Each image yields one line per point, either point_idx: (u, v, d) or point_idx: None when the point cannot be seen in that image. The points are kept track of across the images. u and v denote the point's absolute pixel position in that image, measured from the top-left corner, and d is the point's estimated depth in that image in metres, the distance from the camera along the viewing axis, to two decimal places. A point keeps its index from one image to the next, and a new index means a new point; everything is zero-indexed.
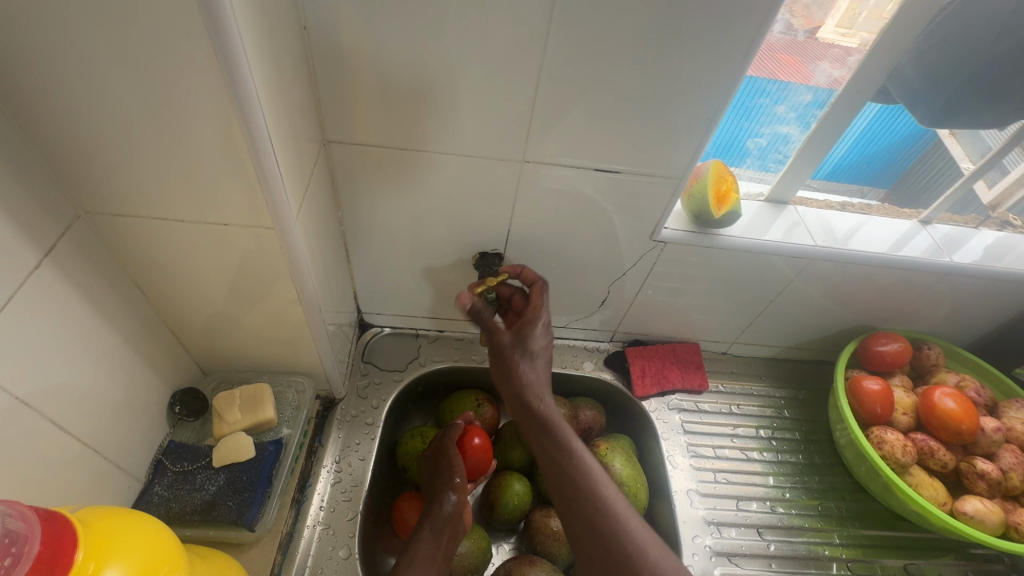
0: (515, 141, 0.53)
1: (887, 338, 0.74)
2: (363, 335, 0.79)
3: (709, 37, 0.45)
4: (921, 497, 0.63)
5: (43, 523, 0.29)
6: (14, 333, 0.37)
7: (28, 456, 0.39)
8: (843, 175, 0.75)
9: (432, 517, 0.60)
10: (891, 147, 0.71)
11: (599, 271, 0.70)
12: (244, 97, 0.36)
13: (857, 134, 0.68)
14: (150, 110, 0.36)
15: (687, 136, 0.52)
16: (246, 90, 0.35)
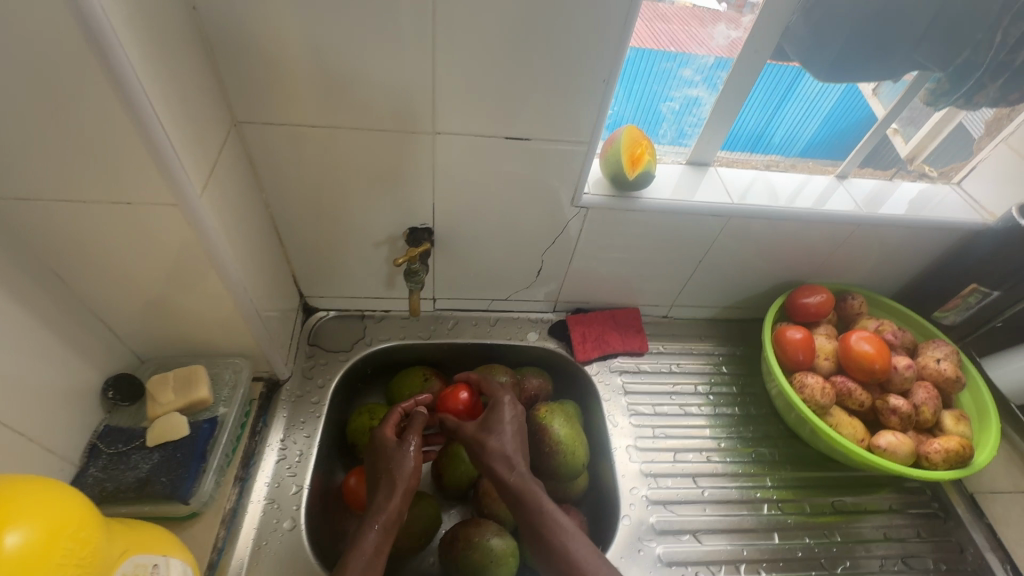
0: (421, 112, 0.55)
1: (811, 290, 0.77)
2: (309, 319, 0.80)
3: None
4: (840, 435, 0.66)
5: None
6: None
7: None
8: (814, 151, 0.78)
9: (373, 516, 0.60)
10: (846, 126, 0.75)
11: (530, 241, 0.72)
12: (123, 72, 0.36)
13: (827, 110, 0.72)
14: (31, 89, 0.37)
15: (588, 99, 0.54)
16: (123, 65, 0.36)
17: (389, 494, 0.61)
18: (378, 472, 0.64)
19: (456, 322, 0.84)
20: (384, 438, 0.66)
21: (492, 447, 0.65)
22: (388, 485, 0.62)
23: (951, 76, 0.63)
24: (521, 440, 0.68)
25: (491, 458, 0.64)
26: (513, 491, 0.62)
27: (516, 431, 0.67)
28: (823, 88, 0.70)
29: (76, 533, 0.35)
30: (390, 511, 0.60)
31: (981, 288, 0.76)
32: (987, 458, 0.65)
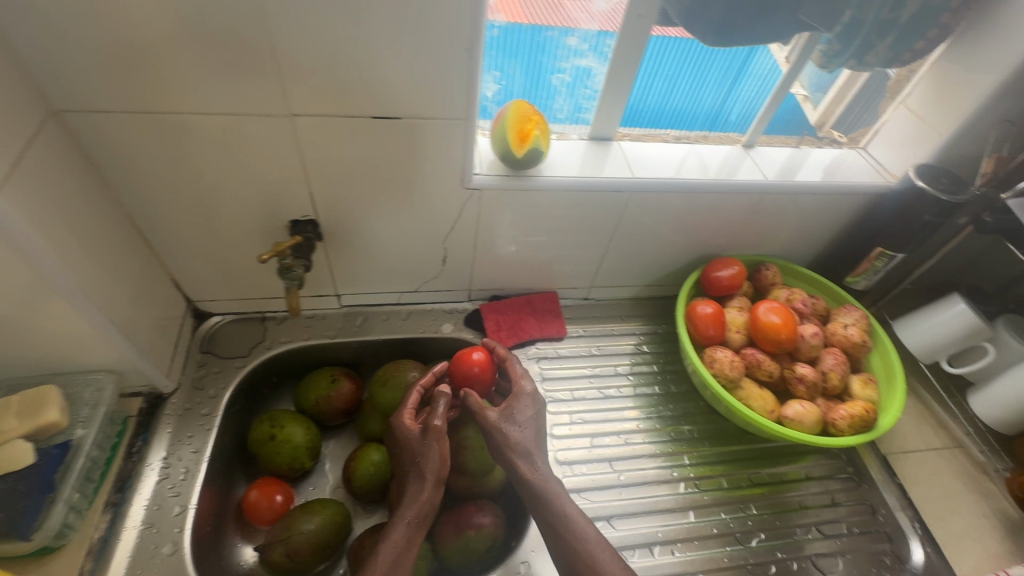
0: (270, 93, 0.50)
1: (724, 264, 0.76)
2: (202, 325, 0.75)
3: None
4: (749, 408, 0.65)
5: None
6: None
7: None
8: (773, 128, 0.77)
9: (401, 512, 0.59)
10: (750, 100, 0.74)
11: (427, 228, 0.68)
12: None
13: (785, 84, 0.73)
14: None
15: (454, 74, 0.50)
16: None
17: (416, 489, 0.60)
18: (405, 465, 0.63)
19: (366, 318, 0.80)
20: (410, 429, 0.63)
21: (509, 442, 0.61)
22: (415, 479, 0.61)
23: (841, 34, 0.61)
24: (545, 433, 0.64)
25: (511, 453, 0.61)
26: (534, 490, 0.59)
27: (537, 424, 0.64)
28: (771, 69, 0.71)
29: None
30: (418, 506, 0.59)
31: (887, 252, 0.75)
32: (891, 421, 0.65)
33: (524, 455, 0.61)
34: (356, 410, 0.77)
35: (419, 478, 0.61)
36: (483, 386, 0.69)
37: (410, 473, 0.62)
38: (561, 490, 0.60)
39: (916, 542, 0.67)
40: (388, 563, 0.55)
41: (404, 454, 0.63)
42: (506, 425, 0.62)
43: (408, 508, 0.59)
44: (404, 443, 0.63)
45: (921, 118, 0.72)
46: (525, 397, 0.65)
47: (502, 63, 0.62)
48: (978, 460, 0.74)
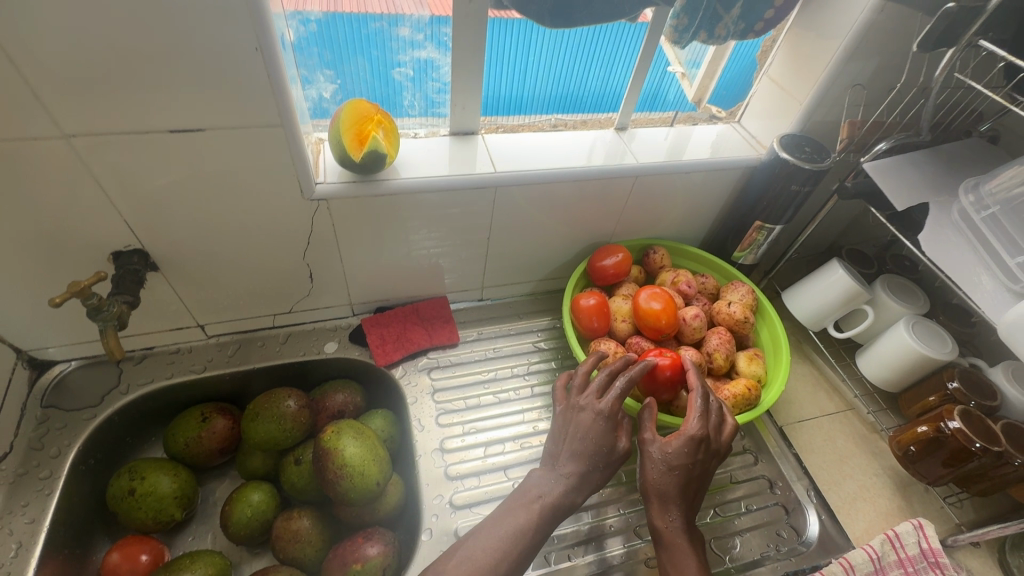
0: (31, 113, 0.43)
1: (608, 252, 0.74)
2: (43, 376, 0.67)
3: None
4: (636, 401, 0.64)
5: None
6: None
7: None
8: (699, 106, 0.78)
9: (556, 493, 0.55)
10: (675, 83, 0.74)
11: (279, 247, 0.62)
12: None
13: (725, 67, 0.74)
14: None
15: (250, 76, 0.45)
16: None
17: (555, 480, 0.56)
18: (574, 452, 0.56)
19: (238, 346, 0.73)
20: (600, 418, 0.56)
21: (654, 478, 0.56)
22: (581, 465, 0.56)
23: (685, 7, 0.60)
24: (699, 485, 0.57)
25: (651, 493, 0.56)
26: (661, 538, 0.55)
27: (696, 477, 0.56)
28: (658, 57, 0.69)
29: None
30: (553, 501, 0.55)
31: (765, 225, 0.75)
32: (775, 396, 0.65)
33: (674, 499, 0.55)
34: (235, 446, 0.71)
35: (587, 470, 0.56)
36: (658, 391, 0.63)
37: (566, 456, 0.56)
38: (693, 553, 0.54)
39: (813, 511, 0.67)
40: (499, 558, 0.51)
41: (572, 431, 0.57)
42: (660, 461, 0.56)
43: (560, 490, 0.55)
44: (585, 425, 0.57)
45: (783, 88, 0.71)
46: (706, 451, 0.56)
47: (333, 61, 0.57)
48: (868, 420, 0.75)
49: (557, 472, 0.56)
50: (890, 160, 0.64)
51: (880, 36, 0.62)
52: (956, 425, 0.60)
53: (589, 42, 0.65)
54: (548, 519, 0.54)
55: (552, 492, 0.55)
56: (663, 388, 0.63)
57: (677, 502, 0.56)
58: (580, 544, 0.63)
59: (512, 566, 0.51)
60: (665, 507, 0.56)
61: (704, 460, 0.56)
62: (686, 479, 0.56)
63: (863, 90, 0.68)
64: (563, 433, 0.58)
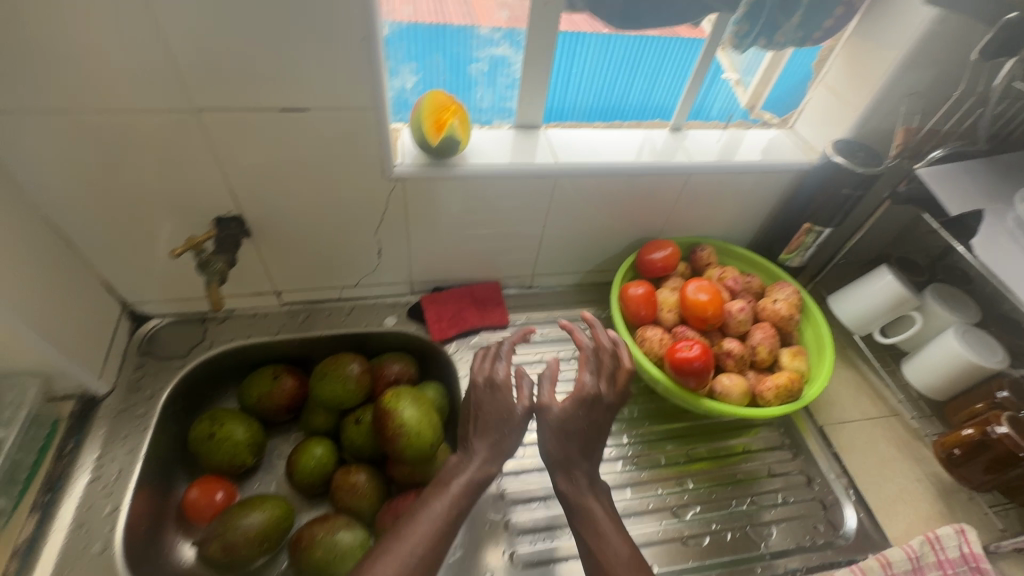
0: (172, 88, 0.50)
1: (658, 246, 0.77)
2: (141, 328, 0.75)
3: None
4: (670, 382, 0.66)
5: None
6: None
7: None
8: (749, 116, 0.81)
9: (468, 471, 0.56)
10: (720, 94, 0.77)
11: (356, 222, 0.68)
12: None
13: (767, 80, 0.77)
14: None
15: (356, 63, 0.51)
16: None
17: (468, 461, 0.57)
18: (480, 422, 0.60)
19: (308, 314, 0.80)
20: (492, 390, 0.61)
21: (557, 444, 0.58)
22: (487, 440, 0.58)
23: (747, 13, 0.63)
24: (599, 439, 0.60)
25: (554, 459, 0.58)
26: (570, 502, 0.56)
27: (596, 430, 0.60)
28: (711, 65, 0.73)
29: None
30: (468, 478, 0.56)
31: (815, 227, 0.77)
32: (817, 390, 0.66)
33: (575, 460, 0.58)
34: (299, 407, 0.77)
35: (493, 444, 0.58)
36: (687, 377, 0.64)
37: (476, 434, 0.59)
38: (601, 506, 0.56)
39: (850, 507, 0.68)
40: (427, 539, 0.51)
41: (475, 409, 0.61)
42: (559, 421, 0.58)
43: (473, 466, 0.57)
44: (485, 399, 0.61)
45: (837, 95, 0.73)
46: (590, 402, 0.60)
47: (418, 55, 0.62)
48: (911, 427, 0.76)
49: (466, 450, 0.58)
50: (945, 167, 0.66)
51: (939, 46, 0.64)
52: (1004, 431, 0.60)
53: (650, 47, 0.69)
54: (468, 493, 0.55)
55: (464, 468, 0.57)
56: (697, 383, 0.64)
57: (576, 465, 0.58)
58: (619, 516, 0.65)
59: (432, 548, 0.50)
60: (569, 471, 0.58)
61: (594, 410, 0.60)
62: (584, 438, 0.59)
63: (920, 98, 0.69)
64: (466, 413, 0.62)
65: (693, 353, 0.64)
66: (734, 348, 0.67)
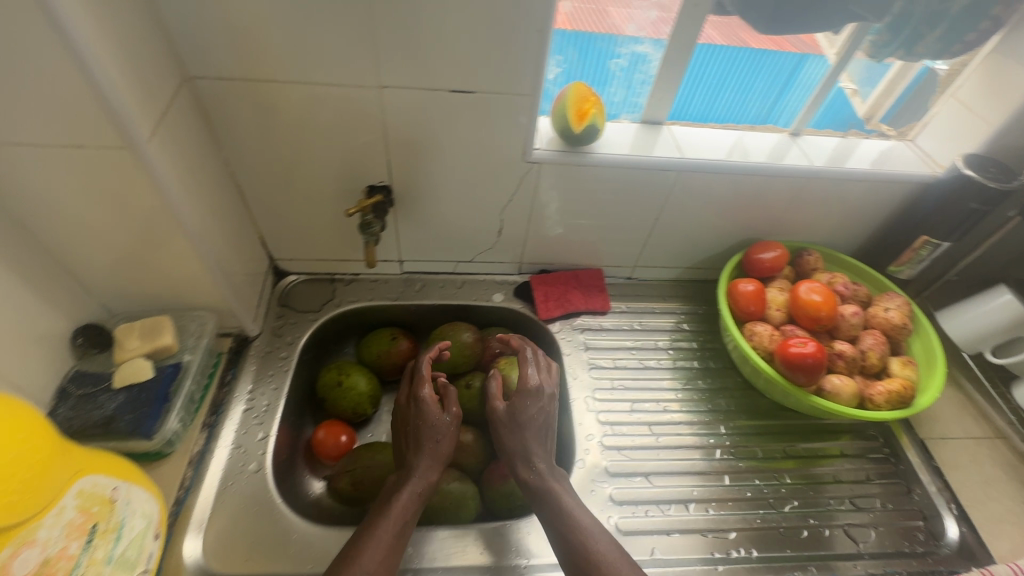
0: (366, 67, 0.56)
1: (767, 247, 0.79)
2: (280, 282, 0.83)
3: None
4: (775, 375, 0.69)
5: None
6: None
7: None
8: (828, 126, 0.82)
9: (411, 483, 0.61)
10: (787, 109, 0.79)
11: (488, 201, 0.74)
12: (64, 23, 0.38)
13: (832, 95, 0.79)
14: None
15: (529, 53, 0.56)
16: (64, 19, 0.38)
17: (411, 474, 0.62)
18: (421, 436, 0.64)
19: (423, 284, 0.86)
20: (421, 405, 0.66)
21: (512, 441, 0.64)
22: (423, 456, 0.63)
23: (890, 25, 0.65)
24: (547, 433, 0.66)
25: (511, 456, 0.64)
26: (531, 490, 0.62)
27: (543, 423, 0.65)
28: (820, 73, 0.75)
29: (27, 440, 0.38)
30: (414, 489, 0.60)
31: (931, 240, 0.77)
32: (930, 399, 0.67)
33: (521, 454, 0.64)
34: (410, 369, 0.83)
35: (430, 457, 0.63)
36: (799, 375, 0.66)
37: (416, 450, 0.63)
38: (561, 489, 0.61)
39: (951, 520, 0.69)
40: (386, 545, 0.55)
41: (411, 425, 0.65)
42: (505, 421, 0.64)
43: (417, 479, 0.61)
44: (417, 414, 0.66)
45: (970, 109, 0.73)
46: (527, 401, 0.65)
47: (562, 47, 0.67)
48: (1018, 450, 0.74)
49: (407, 468, 0.63)
50: None
51: None
52: None
53: (763, 57, 0.72)
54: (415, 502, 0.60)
55: (407, 483, 0.61)
56: (806, 380, 0.66)
57: (526, 457, 0.63)
58: (716, 500, 0.68)
59: (388, 554, 0.55)
60: (522, 464, 0.63)
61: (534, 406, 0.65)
62: (533, 433, 0.65)
63: None
64: (402, 432, 0.67)
65: (803, 350, 0.66)
66: (846, 351, 0.69)
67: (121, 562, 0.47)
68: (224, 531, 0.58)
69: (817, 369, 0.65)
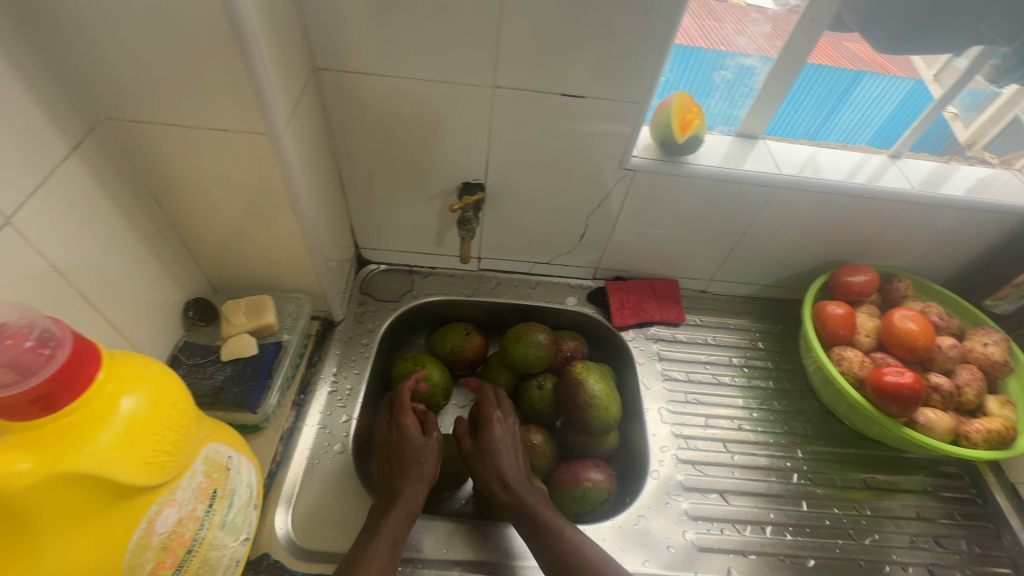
0: (484, 67, 0.58)
1: (856, 270, 0.77)
2: (361, 270, 0.85)
3: None
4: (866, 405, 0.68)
5: (73, 357, 0.33)
6: (67, 214, 0.44)
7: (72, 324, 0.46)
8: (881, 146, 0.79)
9: (397, 508, 0.57)
10: (838, 126, 0.77)
11: (577, 205, 0.74)
12: (239, 15, 0.41)
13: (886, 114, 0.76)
14: (163, 21, 0.41)
15: (646, 60, 0.57)
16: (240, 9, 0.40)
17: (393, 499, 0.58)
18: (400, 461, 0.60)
19: (498, 282, 0.87)
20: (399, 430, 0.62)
21: (494, 466, 0.62)
22: (411, 479, 0.59)
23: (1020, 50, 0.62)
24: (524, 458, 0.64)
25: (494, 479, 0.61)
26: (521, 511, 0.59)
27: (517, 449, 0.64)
28: (884, 89, 0.73)
29: (175, 405, 0.40)
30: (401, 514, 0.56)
31: None
32: None
33: (496, 481, 0.61)
34: (480, 365, 0.84)
35: (417, 480, 0.59)
36: (895, 404, 0.64)
37: (398, 476, 0.59)
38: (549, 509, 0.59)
39: None
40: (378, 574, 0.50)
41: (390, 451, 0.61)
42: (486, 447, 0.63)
43: (403, 503, 0.57)
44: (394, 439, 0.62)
45: None
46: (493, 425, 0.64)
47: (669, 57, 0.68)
48: None
49: (392, 493, 0.58)
50: None
51: None
52: None
53: (817, 72, 0.70)
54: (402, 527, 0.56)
55: (394, 507, 0.57)
56: (899, 410, 0.64)
57: (509, 479, 0.61)
58: (793, 526, 0.66)
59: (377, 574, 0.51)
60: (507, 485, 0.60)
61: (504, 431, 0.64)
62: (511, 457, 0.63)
63: None
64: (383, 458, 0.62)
65: (900, 378, 0.64)
66: (944, 386, 0.67)
67: (229, 529, 0.48)
68: (312, 508, 0.60)
69: (914, 400, 0.63)
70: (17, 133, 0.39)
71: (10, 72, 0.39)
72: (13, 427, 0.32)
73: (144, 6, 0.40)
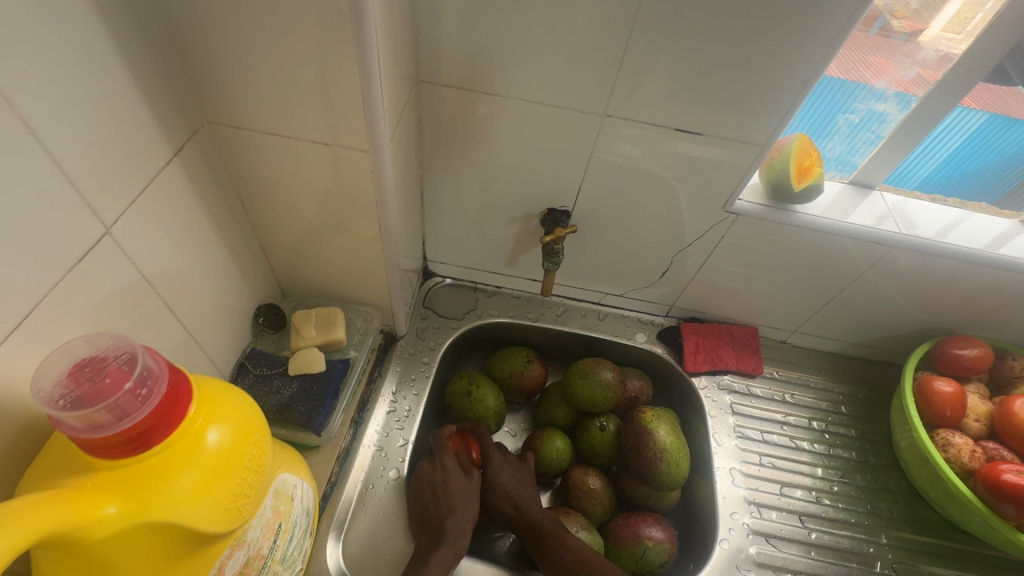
0: (597, 94, 0.54)
1: (968, 343, 0.70)
2: (426, 282, 0.82)
3: (809, 8, 0.45)
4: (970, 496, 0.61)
5: (168, 394, 0.31)
6: (161, 221, 0.43)
7: (157, 332, 0.45)
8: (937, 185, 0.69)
9: (444, 546, 0.54)
10: None
11: (665, 241, 0.69)
12: (365, 29, 0.38)
13: (956, 150, 0.65)
14: (286, 31, 0.39)
15: (778, 100, 0.52)
16: (368, 24, 0.38)
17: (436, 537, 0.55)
18: (439, 497, 0.58)
19: (564, 309, 0.83)
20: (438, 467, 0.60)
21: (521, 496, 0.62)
22: (458, 514, 0.57)
23: None
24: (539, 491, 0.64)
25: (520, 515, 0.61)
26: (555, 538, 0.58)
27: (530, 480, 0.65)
28: (953, 121, 0.62)
29: (256, 441, 0.37)
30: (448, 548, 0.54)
31: None
32: None
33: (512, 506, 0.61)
34: (536, 394, 0.80)
35: (463, 517, 0.57)
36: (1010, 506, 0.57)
37: (441, 510, 0.57)
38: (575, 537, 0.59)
39: None
40: None
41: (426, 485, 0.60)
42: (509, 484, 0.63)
43: (449, 542, 0.55)
44: (428, 475, 0.60)
45: None
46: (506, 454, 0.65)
47: None
48: None
49: (437, 532, 0.56)
50: None
51: None
52: None
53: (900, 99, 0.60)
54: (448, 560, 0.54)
55: (439, 546, 0.54)
56: (1016, 513, 0.57)
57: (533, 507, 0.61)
58: None
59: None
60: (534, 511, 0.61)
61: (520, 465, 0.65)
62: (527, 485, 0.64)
63: None
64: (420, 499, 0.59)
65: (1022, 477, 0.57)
66: None
67: (287, 561, 0.46)
68: (364, 537, 0.58)
69: None
70: (128, 140, 0.38)
71: (129, 77, 0.37)
72: (103, 464, 0.30)
73: (269, 14, 0.38)
